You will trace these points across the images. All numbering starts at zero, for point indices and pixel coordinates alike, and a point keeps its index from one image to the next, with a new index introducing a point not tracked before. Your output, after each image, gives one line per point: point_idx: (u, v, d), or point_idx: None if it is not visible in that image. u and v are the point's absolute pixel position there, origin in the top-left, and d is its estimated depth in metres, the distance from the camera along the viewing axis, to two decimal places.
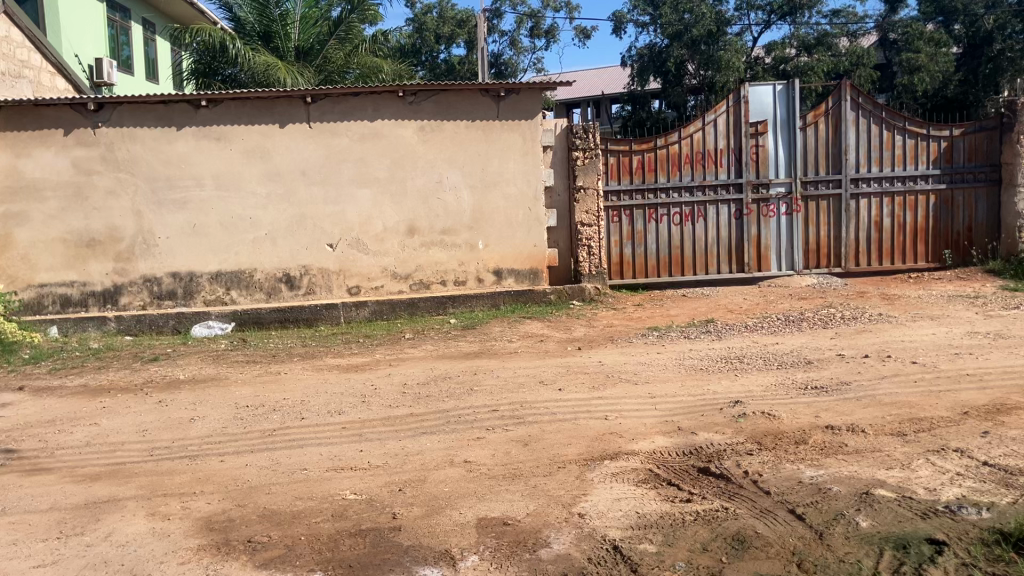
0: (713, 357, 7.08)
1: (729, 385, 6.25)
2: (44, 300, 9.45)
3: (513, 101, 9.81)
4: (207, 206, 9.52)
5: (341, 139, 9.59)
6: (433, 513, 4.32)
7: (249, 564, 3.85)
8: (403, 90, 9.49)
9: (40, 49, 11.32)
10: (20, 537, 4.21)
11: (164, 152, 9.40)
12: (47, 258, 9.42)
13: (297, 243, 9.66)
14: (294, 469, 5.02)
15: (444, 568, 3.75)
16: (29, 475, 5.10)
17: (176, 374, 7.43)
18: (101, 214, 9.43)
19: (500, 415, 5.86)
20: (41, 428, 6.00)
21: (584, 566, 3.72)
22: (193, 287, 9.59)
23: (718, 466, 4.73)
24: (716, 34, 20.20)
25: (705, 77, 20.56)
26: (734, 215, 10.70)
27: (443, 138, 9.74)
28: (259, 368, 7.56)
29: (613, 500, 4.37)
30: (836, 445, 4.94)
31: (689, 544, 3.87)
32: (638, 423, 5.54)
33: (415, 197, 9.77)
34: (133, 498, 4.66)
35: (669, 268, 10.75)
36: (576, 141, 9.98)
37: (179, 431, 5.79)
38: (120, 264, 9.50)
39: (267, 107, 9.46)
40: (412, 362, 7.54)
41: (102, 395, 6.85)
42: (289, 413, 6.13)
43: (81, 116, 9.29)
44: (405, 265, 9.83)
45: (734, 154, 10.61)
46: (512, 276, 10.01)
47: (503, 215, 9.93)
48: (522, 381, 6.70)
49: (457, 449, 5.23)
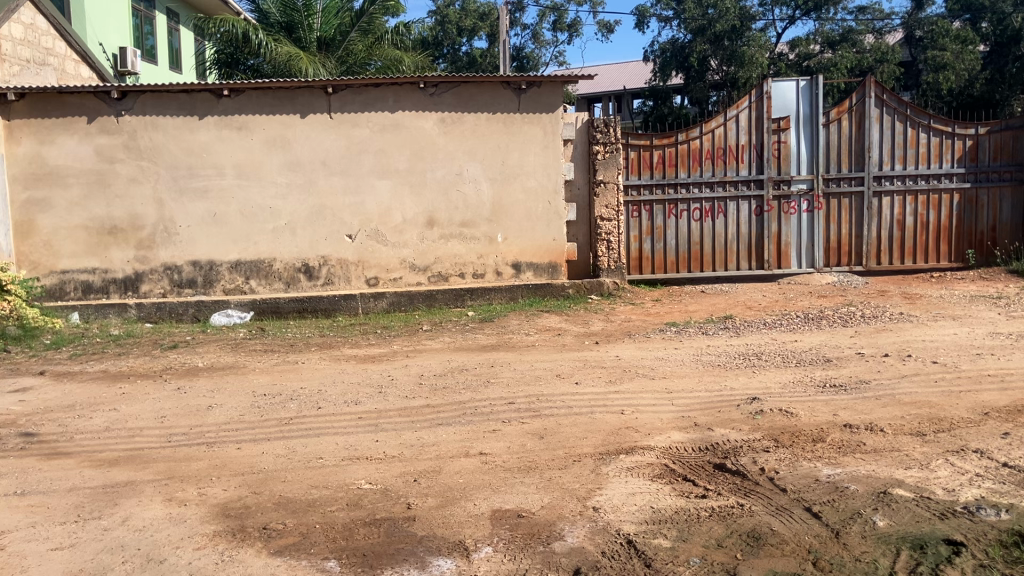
0: (731, 354, 7.05)
1: (748, 382, 6.22)
2: (66, 287, 9.53)
3: (534, 93, 9.80)
4: (228, 194, 9.56)
5: (362, 130, 9.61)
6: (448, 504, 4.33)
7: (264, 550, 3.88)
8: (425, 81, 9.48)
9: (65, 37, 11.28)
10: (39, 520, 4.26)
11: (186, 141, 9.45)
12: (69, 245, 9.49)
13: (317, 233, 9.69)
14: (311, 457, 5.04)
15: (458, 560, 3.76)
16: (49, 459, 5.15)
17: (196, 361, 7.48)
18: (123, 202, 9.49)
19: (517, 408, 5.85)
20: (61, 413, 6.04)
21: (598, 560, 3.71)
22: (213, 276, 9.63)
23: (734, 462, 4.71)
24: (740, 29, 20.15)
25: (728, 72, 20.38)
26: (755, 211, 10.62)
27: (463, 130, 9.74)
28: (277, 357, 7.58)
29: (628, 495, 4.36)
30: (854, 444, 4.90)
31: (704, 540, 3.85)
32: (654, 418, 5.52)
33: (435, 189, 9.77)
34: (150, 483, 4.71)
35: (687, 263, 10.68)
36: (597, 135, 9.95)
37: (197, 418, 5.83)
38: (141, 251, 9.55)
39: (288, 97, 9.49)
40: (429, 354, 7.54)
41: (121, 380, 6.91)
42: (306, 402, 6.15)
43: (105, 104, 9.35)
44: (424, 257, 9.83)
45: (756, 150, 10.52)
46: (531, 269, 10.01)
47: (523, 209, 9.92)
48: (539, 374, 6.70)
49: (473, 440, 5.24)
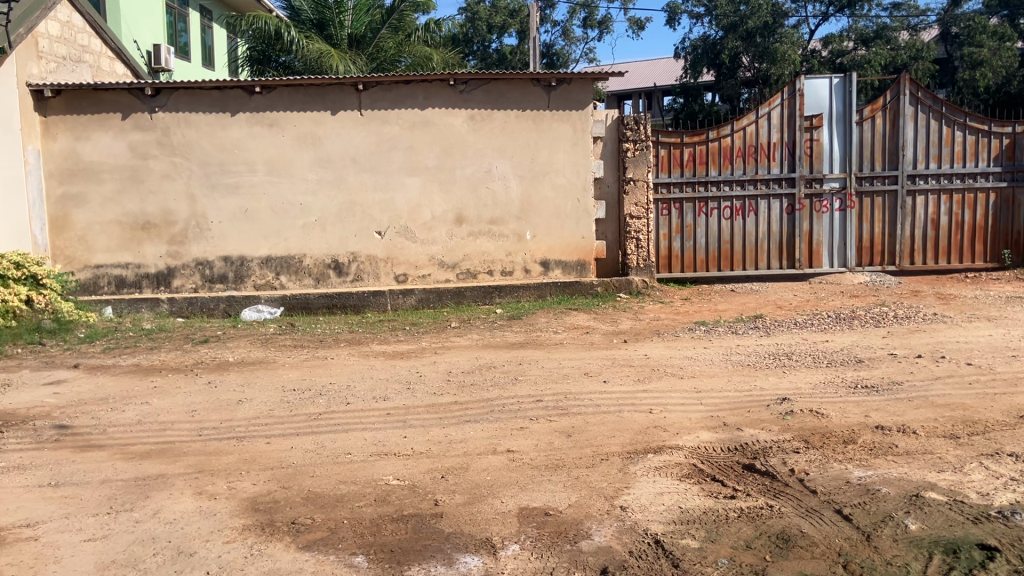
0: (761, 353, 6.99)
1: (778, 382, 6.16)
2: (100, 281, 9.65)
3: (564, 90, 9.77)
4: (259, 190, 9.63)
5: (391, 128, 9.64)
6: (475, 501, 4.34)
7: (293, 545, 3.90)
8: (455, 78, 9.49)
9: (101, 34, 11.38)
10: (72, 511, 4.32)
11: (218, 138, 9.53)
12: (103, 239, 9.60)
13: (347, 230, 9.74)
14: (339, 452, 5.07)
15: (485, 557, 3.76)
16: (82, 451, 5.22)
17: (227, 356, 7.55)
18: (156, 198, 9.59)
19: (544, 405, 5.84)
20: (94, 405, 6.13)
21: (625, 560, 3.70)
22: (244, 272, 9.71)
23: (763, 463, 4.67)
24: (772, 26, 19.94)
25: (760, 70, 20.19)
26: (786, 210, 10.52)
27: (493, 127, 9.74)
28: (307, 353, 7.63)
29: (656, 494, 4.34)
30: (886, 446, 4.85)
31: (732, 541, 3.83)
32: (682, 418, 5.49)
33: (464, 187, 9.79)
34: (181, 476, 4.76)
35: (717, 262, 10.60)
36: (627, 133, 9.90)
37: (227, 412, 5.88)
38: (173, 246, 9.65)
39: (319, 94, 9.54)
40: (457, 351, 7.56)
41: (153, 374, 6.99)
42: (334, 397, 6.18)
43: (139, 100, 9.46)
44: (452, 254, 9.85)
45: (788, 148, 10.42)
46: (560, 267, 9.99)
47: (552, 206, 9.90)
48: (567, 372, 6.68)
49: (500, 437, 5.24)
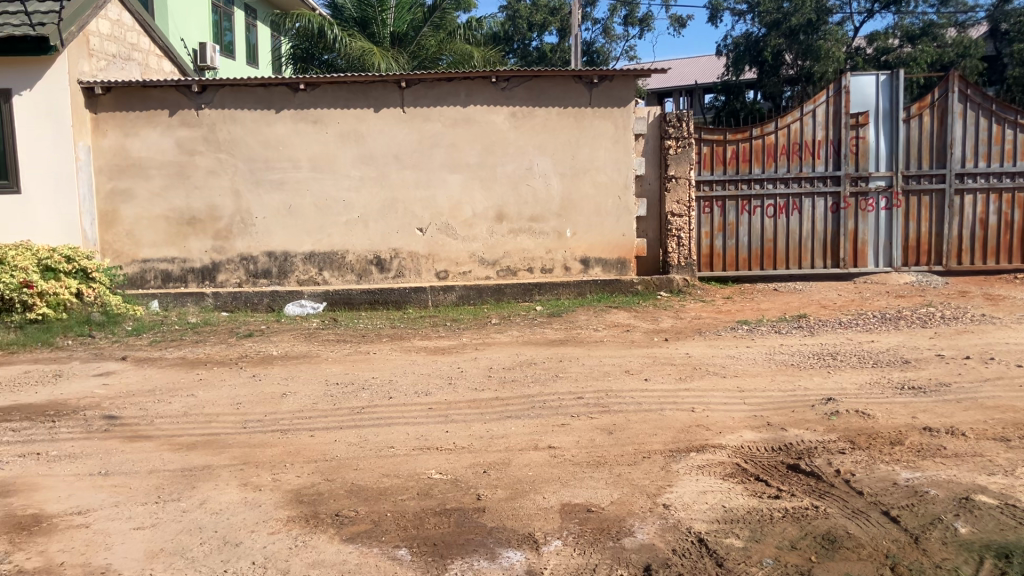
0: (805, 353, 6.91)
1: (822, 382, 6.09)
2: (147, 275, 9.81)
3: (606, 87, 9.74)
4: (303, 187, 9.72)
5: (434, 125, 9.68)
6: (517, 496, 4.34)
7: (337, 536, 3.93)
8: (497, 76, 9.50)
9: (149, 32, 11.56)
10: (122, 500, 4.39)
11: (263, 134, 9.63)
12: (150, 234, 9.76)
13: (389, 226, 9.80)
14: (382, 446, 5.10)
15: (528, 552, 3.76)
16: (130, 441, 5.31)
17: (270, 349, 7.64)
18: (202, 193, 9.72)
19: (585, 402, 5.83)
20: (142, 397, 6.23)
21: (669, 557, 3.68)
22: (288, 267, 9.81)
23: (808, 463, 4.61)
24: (816, 23, 19.57)
25: (803, 68, 19.95)
26: (831, 208, 10.39)
27: (534, 124, 9.73)
28: (349, 347, 7.69)
29: (699, 493, 4.31)
30: (934, 448, 4.77)
31: (776, 541, 3.79)
32: (726, 417, 5.45)
33: (505, 184, 9.80)
34: (226, 467, 4.82)
35: (760, 260, 10.50)
36: (670, 130, 9.80)
37: (271, 405, 5.95)
38: (218, 241, 9.77)
39: (362, 91, 9.61)
40: (498, 347, 7.57)
41: (199, 367, 7.09)
42: (377, 391, 6.23)
43: (186, 98, 9.59)
44: (493, 251, 9.87)
45: (833, 145, 10.29)
46: (600, 265, 9.96)
47: (593, 203, 9.87)
48: (608, 370, 6.67)
49: (542, 434, 5.24)
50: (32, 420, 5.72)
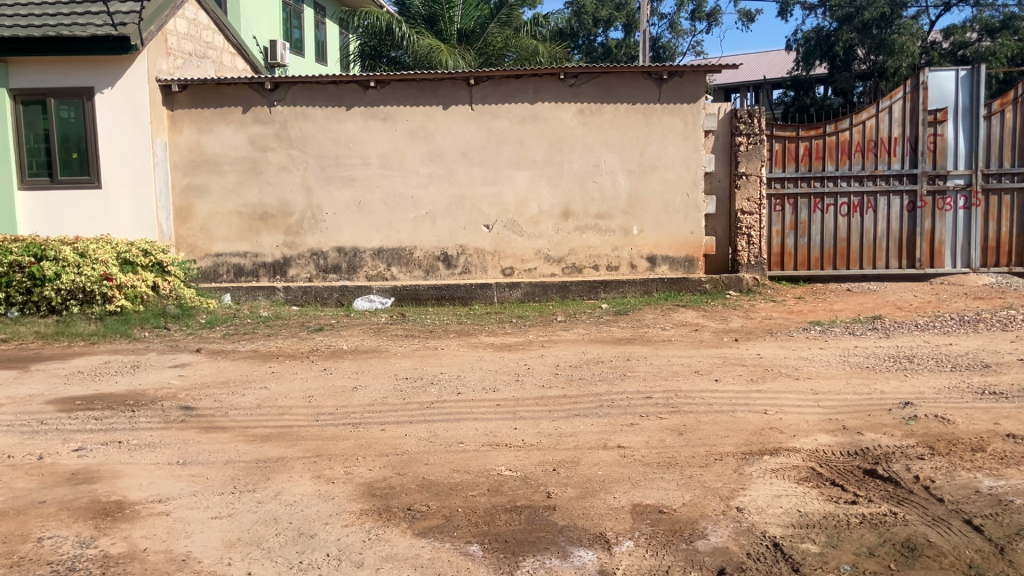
0: (880, 356, 6.75)
1: (899, 386, 5.94)
2: (220, 269, 10.00)
3: (676, 84, 9.64)
4: (372, 183, 9.83)
5: (501, 122, 9.69)
6: (588, 495, 4.32)
7: (409, 531, 3.97)
8: (565, 72, 9.47)
9: (223, 30, 11.79)
10: (199, 490, 4.49)
11: (334, 131, 9.76)
12: (223, 229, 9.95)
13: (456, 223, 9.85)
14: (451, 442, 5.13)
15: (600, 552, 3.74)
16: (207, 432, 5.42)
17: (340, 344, 7.73)
18: (274, 189, 9.88)
19: (655, 402, 5.78)
20: (216, 388, 6.37)
21: (743, 561, 3.63)
22: (356, 262, 9.93)
23: (886, 469, 4.51)
24: (890, 17, 19.07)
25: (876, 62, 19.49)
26: (907, 207, 10.13)
27: (602, 121, 9.69)
28: (417, 342, 7.75)
29: (773, 496, 4.25)
30: (1018, 456, 4.62)
31: (854, 548, 3.71)
32: (799, 420, 5.35)
33: (572, 181, 9.77)
34: (300, 459, 4.89)
35: (833, 260, 10.27)
36: (741, 126, 9.67)
37: (342, 399, 6.02)
38: (289, 237, 9.93)
39: (431, 88, 9.67)
40: (565, 345, 7.55)
41: (271, 360, 7.21)
42: (445, 387, 6.26)
43: (259, 95, 9.76)
44: (559, 248, 9.85)
45: (910, 143, 10.03)
46: (667, 263, 9.87)
47: (660, 201, 9.79)
48: (677, 369, 6.60)
49: (611, 433, 5.21)
50: (113, 409, 5.88)
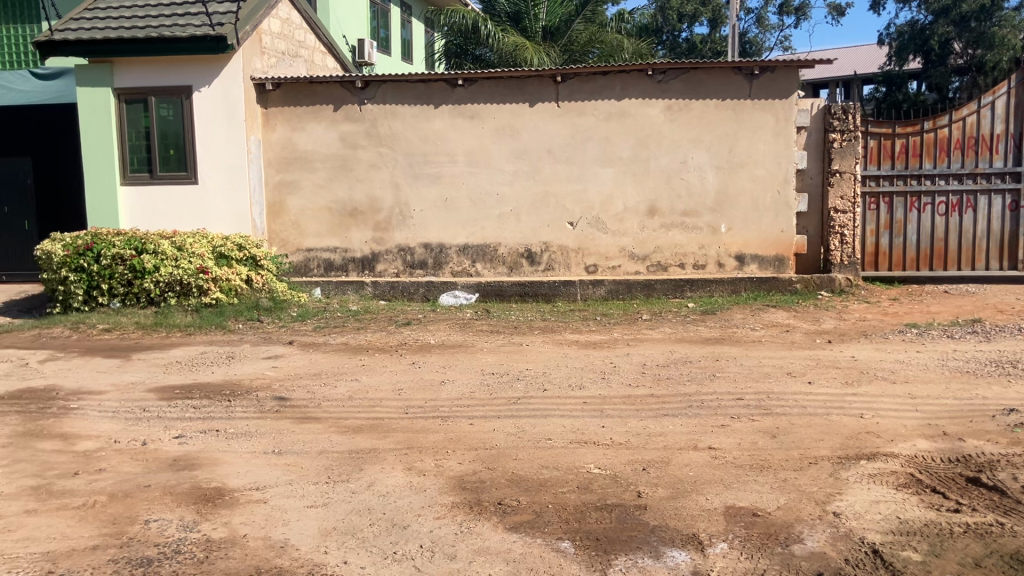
0: (982, 360, 6.52)
1: (1002, 392, 5.72)
2: (310, 264, 10.21)
3: (767, 79, 9.47)
4: (458, 180, 9.91)
5: (588, 119, 9.67)
6: (680, 496, 4.28)
7: (500, 525, 3.99)
8: (653, 69, 9.40)
9: (315, 30, 12.02)
10: (295, 479, 4.60)
11: (421, 129, 9.87)
12: (314, 225, 10.15)
13: (540, 220, 9.86)
14: (540, 438, 5.14)
15: (693, 553, 3.71)
16: (301, 422, 5.55)
17: (427, 338, 7.82)
18: (363, 186, 10.04)
19: (745, 404, 5.69)
20: (309, 380, 6.52)
21: (841, 567, 3.55)
22: (442, 258, 10.03)
23: (990, 477, 4.36)
24: (989, 9, 18.45)
25: (974, 55, 18.98)
26: (1009, 207, 9.78)
27: (690, 117, 9.58)
28: (503, 338, 7.79)
29: (871, 502, 4.14)
30: None
31: (959, 557, 3.59)
32: (897, 424, 5.20)
33: (659, 178, 9.69)
34: (392, 452, 4.97)
35: (930, 261, 9.94)
36: (834, 122, 9.47)
37: (430, 393, 6.08)
38: (377, 233, 10.08)
39: (518, 86, 9.71)
40: (651, 343, 7.50)
41: (361, 353, 7.34)
42: (532, 383, 6.28)
43: (349, 93, 9.93)
44: (645, 246, 9.78)
45: (1013, 139, 9.69)
46: (755, 262, 9.71)
47: (749, 198, 9.63)
48: (768, 371, 6.48)
49: (702, 434, 5.15)
50: (211, 398, 6.07)
